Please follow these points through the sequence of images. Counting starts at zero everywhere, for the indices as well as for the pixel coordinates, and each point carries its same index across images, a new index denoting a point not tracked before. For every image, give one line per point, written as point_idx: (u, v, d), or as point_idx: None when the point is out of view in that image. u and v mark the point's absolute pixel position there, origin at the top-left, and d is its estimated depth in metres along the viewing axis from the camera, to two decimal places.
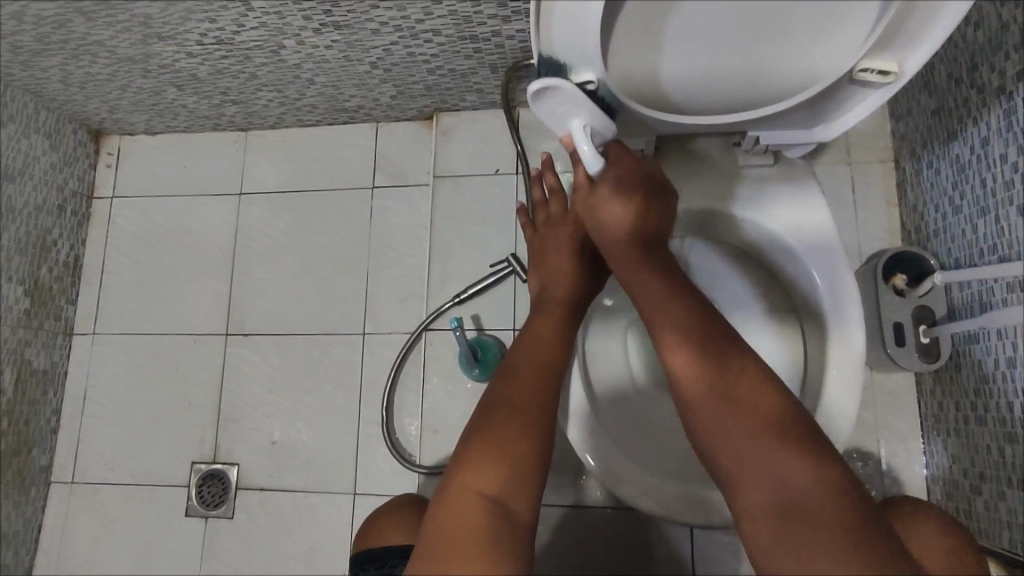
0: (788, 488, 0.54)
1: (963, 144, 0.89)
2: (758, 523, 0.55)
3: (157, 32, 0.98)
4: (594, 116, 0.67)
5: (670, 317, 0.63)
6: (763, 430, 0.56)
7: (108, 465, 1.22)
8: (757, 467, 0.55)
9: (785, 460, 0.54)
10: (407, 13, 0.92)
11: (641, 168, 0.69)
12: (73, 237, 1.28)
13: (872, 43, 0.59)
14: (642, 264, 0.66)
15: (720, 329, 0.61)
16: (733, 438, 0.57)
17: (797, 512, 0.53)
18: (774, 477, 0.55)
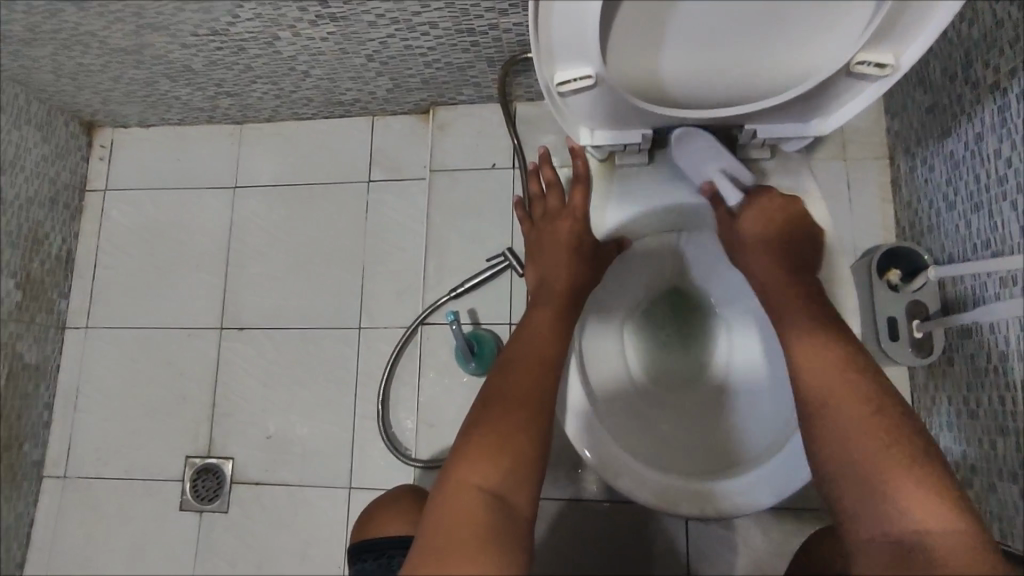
0: (915, 528, 0.56)
1: (958, 140, 0.89)
2: (875, 556, 0.57)
3: (150, 23, 0.97)
4: (732, 159, 0.73)
5: (816, 346, 0.67)
6: (893, 467, 0.59)
7: (102, 459, 1.21)
8: (881, 502, 0.58)
9: (915, 500, 0.57)
10: (404, 6, 0.91)
11: (786, 201, 0.73)
12: (66, 230, 1.27)
13: (867, 36, 0.59)
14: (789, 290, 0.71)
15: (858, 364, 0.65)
16: (866, 471, 0.60)
17: (920, 552, 0.54)
18: (896, 514, 0.57)
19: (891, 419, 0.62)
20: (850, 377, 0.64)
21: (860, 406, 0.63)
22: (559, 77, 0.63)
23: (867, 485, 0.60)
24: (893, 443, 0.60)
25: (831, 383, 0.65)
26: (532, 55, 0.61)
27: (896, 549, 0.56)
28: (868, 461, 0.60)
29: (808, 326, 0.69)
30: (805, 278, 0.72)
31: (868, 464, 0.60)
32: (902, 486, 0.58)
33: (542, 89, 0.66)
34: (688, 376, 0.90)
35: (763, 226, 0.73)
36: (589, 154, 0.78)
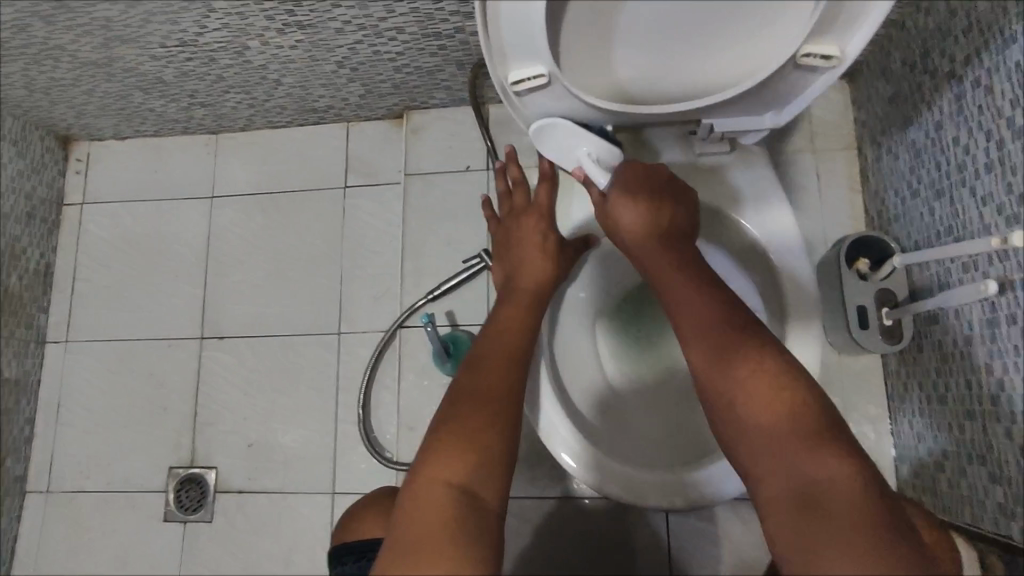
0: (807, 479, 0.54)
1: (919, 128, 0.90)
2: (778, 515, 0.54)
3: (118, 35, 0.97)
4: (595, 143, 0.73)
5: (694, 308, 0.65)
6: (783, 422, 0.57)
7: (85, 472, 1.21)
8: (778, 461, 0.56)
9: (801, 450, 0.55)
10: (369, 12, 0.92)
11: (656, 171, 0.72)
12: (44, 245, 1.27)
13: (811, 29, 0.60)
14: (665, 256, 0.69)
15: (737, 318, 0.63)
16: (755, 431, 0.58)
17: (817, 503, 0.52)
18: (789, 468, 0.55)
19: (777, 370, 0.59)
20: (734, 337, 0.62)
21: (745, 366, 0.60)
22: (513, 78, 0.64)
23: (766, 444, 0.57)
24: (782, 395, 0.58)
25: (716, 348, 0.62)
26: (484, 57, 0.62)
27: (799, 506, 0.53)
28: (759, 419, 0.58)
29: (692, 288, 0.66)
30: (684, 242, 0.70)
31: (763, 423, 0.58)
32: (794, 440, 0.56)
33: (498, 89, 0.67)
34: (667, 365, 0.90)
35: (632, 207, 0.70)
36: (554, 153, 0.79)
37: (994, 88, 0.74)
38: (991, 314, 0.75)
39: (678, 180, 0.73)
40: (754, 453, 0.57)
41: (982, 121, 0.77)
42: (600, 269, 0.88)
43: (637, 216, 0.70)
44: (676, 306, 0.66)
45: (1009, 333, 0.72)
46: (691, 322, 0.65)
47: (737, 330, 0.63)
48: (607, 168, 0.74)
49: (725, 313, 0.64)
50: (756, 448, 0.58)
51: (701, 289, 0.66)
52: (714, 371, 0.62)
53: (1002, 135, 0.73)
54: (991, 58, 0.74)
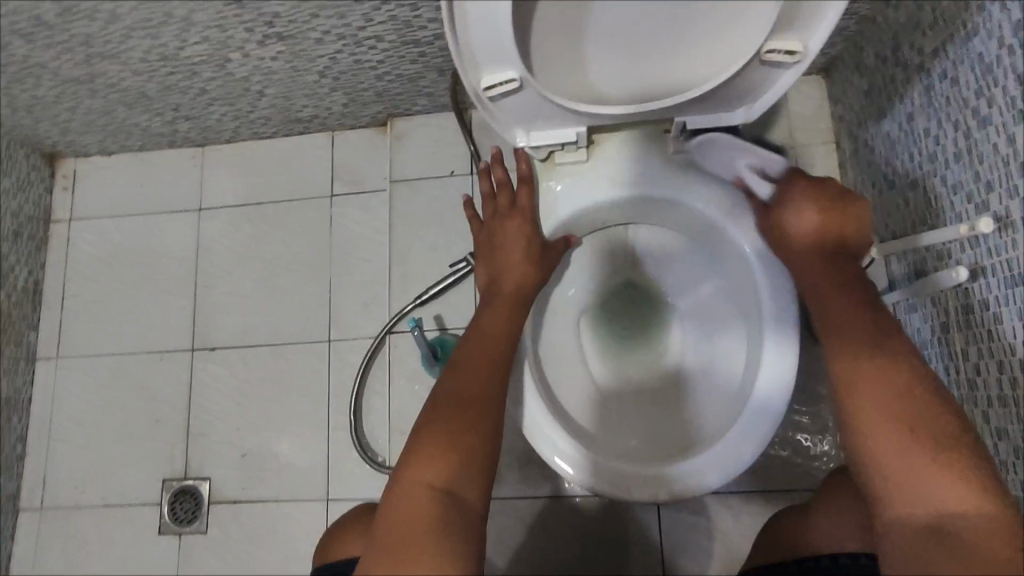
0: (943, 513, 0.52)
1: (893, 120, 0.92)
2: (906, 539, 0.53)
3: (99, 51, 0.98)
4: (761, 156, 0.76)
5: (846, 318, 0.64)
6: (926, 450, 0.55)
7: (78, 488, 1.21)
8: (914, 489, 0.54)
9: (943, 481, 0.53)
10: (348, 21, 0.93)
11: (824, 186, 0.72)
12: (32, 262, 1.27)
13: (773, 27, 0.61)
14: (824, 270, 0.69)
15: (890, 337, 0.62)
16: (891, 449, 0.56)
17: (951, 538, 0.51)
18: (924, 497, 0.53)
19: (930, 398, 0.57)
20: (888, 358, 0.60)
21: (900, 387, 0.58)
22: (485, 83, 0.65)
23: (899, 472, 0.55)
24: (928, 425, 0.56)
25: (867, 363, 0.61)
26: (455, 63, 0.64)
27: (929, 533, 0.52)
28: (902, 443, 0.56)
29: (847, 304, 0.65)
30: (844, 259, 0.70)
31: (895, 447, 0.56)
32: (938, 473, 0.54)
33: (472, 95, 0.68)
34: (649, 365, 0.91)
35: (815, 217, 0.70)
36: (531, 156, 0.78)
37: (960, 79, 0.76)
38: (964, 300, 0.77)
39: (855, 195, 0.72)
40: (889, 470, 0.56)
41: (950, 112, 0.79)
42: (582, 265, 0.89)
43: (805, 222, 0.71)
44: (826, 315, 0.66)
45: (982, 318, 0.74)
46: (839, 334, 0.64)
47: (892, 350, 0.61)
48: (769, 180, 0.77)
49: (881, 332, 0.63)
50: (889, 469, 0.56)
51: (863, 306, 0.65)
52: (858, 384, 0.60)
53: (969, 125, 0.75)
54: (956, 50, 0.76)
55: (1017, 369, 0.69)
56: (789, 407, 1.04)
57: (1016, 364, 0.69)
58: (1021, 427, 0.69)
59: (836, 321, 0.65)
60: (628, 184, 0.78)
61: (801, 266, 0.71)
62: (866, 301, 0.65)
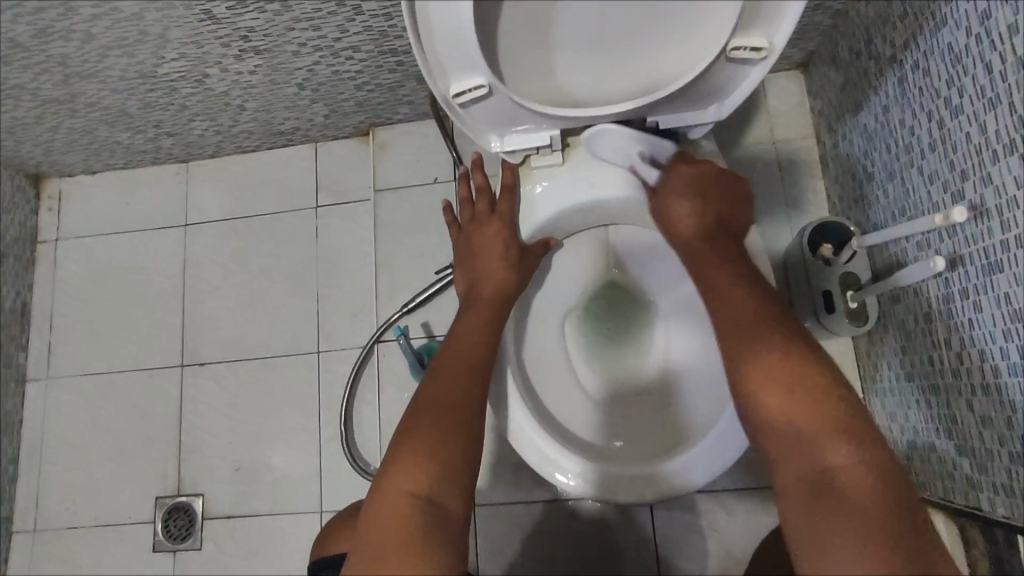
0: (823, 471, 0.54)
1: (869, 113, 0.92)
2: (792, 500, 0.54)
3: (77, 71, 0.99)
4: (652, 144, 0.73)
5: (725, 296, 0.66)
6: (803, 409, 0.56)
7: (71, 509, 1.21)
8: (800, 449, 0.55)
9: (819, 440, 0.54)
10: (323, 33, 0.94)
11: (695, 166, 0.74)
12: (19, 283, 1.27)
13: (737, 24, 0.62)
14: (709, 250, 0.71)
15: (760, 307, 0.64)
16: (774, 417, 0.57)
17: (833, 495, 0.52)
18: (807, 458, 0.55)
19: (804, 359, 0.59)
20: (763, 327, 0.62)
21: (774, 352, 0.60)
22: (454, 90, 0.66)
23: (784, 435, 0.56)
24: (804, 384, 0.57)
25: (744, 336, 0.62)
26: (423, 70, 0.64)
27: (811, 493, 0.53)
28: (779, 409, 0.57)
29: (728, 280, 0.67)
30: (722, 236, 0.72)
31: (780, 411, 0.57)
32: (821, 429, 0.55)
33: (443, 103, 0.68)
34: (633, 363, 0.91)
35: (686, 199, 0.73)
36: (513, 163, 0.79)
37: (931, 69, 0.76)
38: (946, 289, 0.77)
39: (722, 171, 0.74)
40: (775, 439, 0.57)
41: (923, 102, 0.79)
42: (562, 268, 0.89)
43: (682, 204, 0.73)
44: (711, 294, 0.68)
45: (963, 307, 0.74)
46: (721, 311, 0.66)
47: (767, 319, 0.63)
48: (657, 165, 0.76)
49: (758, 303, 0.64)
50: (776, 434, 0.57)
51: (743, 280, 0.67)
52: (739, 356, 0.62)
53: (942, 115, 0.75)
54: (925, 41, 0.76)
55: (999, 358, 0.69)
56: None
57: (998, 352, 0.69)
58: (1005, 416, 0.69)
59: (720, 298, 0.67)
60: (606, 187, 0.79)
61: (687, 248, 0.73)
62: (744, 275, 0.68)
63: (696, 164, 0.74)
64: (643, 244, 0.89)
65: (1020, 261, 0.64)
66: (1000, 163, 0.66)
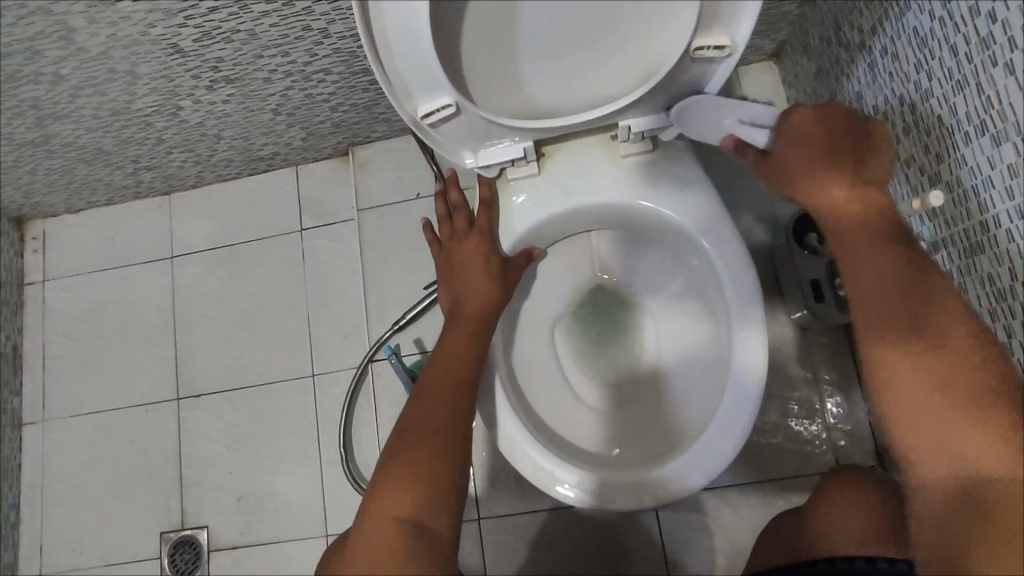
0: (986, 483, 0.46)
1: (844, 100, 0.92)
2: (938, 506, 0.48)
3: (50, 113, 0.98)
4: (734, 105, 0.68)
5: (867, 260, 0.55)
6: (962, 409, 0.48)
7: (76, 551, 1.20)
8: (940, 457, 0.48)
9: (983, 444, 0.47)
10: (293, 58, 0.93)
11: (822, 117, 0.59)
12: (8, 327, 1.27)
13: (697, 24, 0.61)
14: (848, 211, 0.57)
15: (916, 272, 0.53)
16: (924, 411, 0.49)
17: (990, 510, 0.46)
18: (969, 467, 0.47)
19: (965, 349, 0.50)
20: (920, 299, 0.52)
21: (930, 335, 0.51)
22: (421, 111, 0.65)
23: (928, 431, 0.49)
24: (970, 383, 0.48)
25: (889, 313, 0.53)
26: (387, 93, 0.64)
27: (963, 505, 0.47)
28: (929, 405, 0.49)
29: (871, 246, 0.55)
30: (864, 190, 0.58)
31: (921, 412, 0.49)
32: (985, 441, 0.47)
33: (411, 125, 0.68)
34: (627, 366, 0.91)
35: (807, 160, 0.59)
36: (488, 176, 0.79)
37: (899, 54, 0.76)
38: None
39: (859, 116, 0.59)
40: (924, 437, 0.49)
41: (895, 87, 0.79)
42: (548, 277, 0.89)
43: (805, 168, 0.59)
44: (846, 261, 0.56)
45: None
46: (860, 281, 0.55)
47: (917, 292, 0.52)
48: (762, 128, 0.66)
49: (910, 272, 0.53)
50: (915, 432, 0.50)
51: (885, 242, 0.55)
52: (880, 332, 0.53)
53: (913, 99, 0.75)
54: (892, 26, 0.76)
55: None
56: (779, 394, 1.04)
57: None
58: None
59: (855, 267, 0.56)
60: (580, 194, 0.78)
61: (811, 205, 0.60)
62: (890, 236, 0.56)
63: (818, 108, 0.59)
64: (629, 244, 0.89)
65: (1001, 241, 0.64)
66: (973, 144, 0.66)
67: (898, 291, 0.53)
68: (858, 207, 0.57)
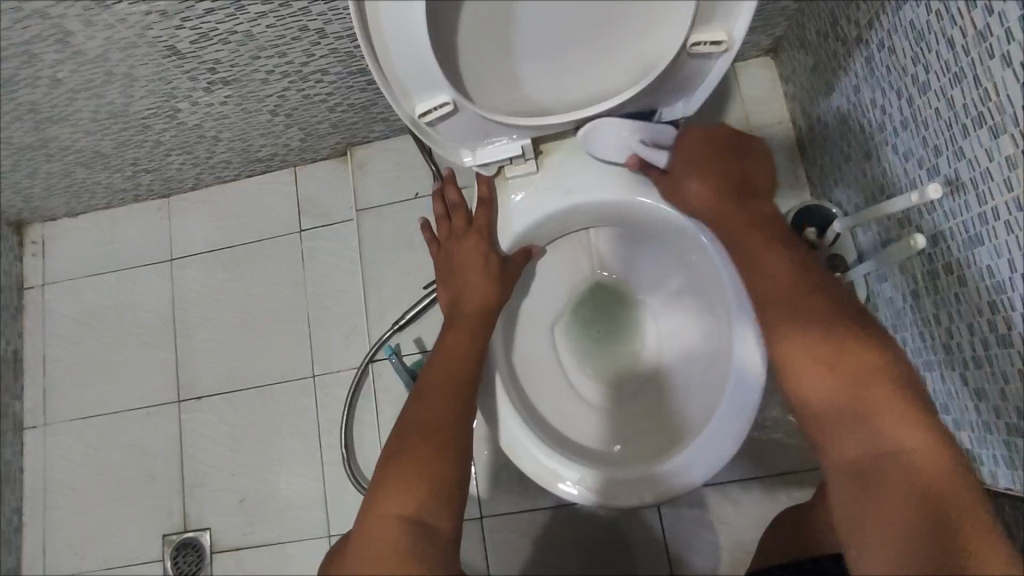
0: (878, 449, 0.53)
1: (841, 95, 0.92)
2: (844, 478, 0.55)
3: (47, 116, 0.98)
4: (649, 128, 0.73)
5: (766, 265, 0.65)
6: (848, 385, 0.56)
7: (79, 554, 1.20)
8: (840, 428, 0.56)
9: (867, 412, 0.55)
10: (290, 58, 0.93)
11: (712, 135, 0.73)
12: (8, 332, 1.27)
13: (693, 19, 0.61)
14: (744, 223, 0.68)
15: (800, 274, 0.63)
16: (823, 395, 0.57)
17: (880, 472, 0.53)
18: (862, 437, 0.54)
19: (846, 332, 0.58)
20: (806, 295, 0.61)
21: (816, 325, 0.59)
22: (419, 109, 0.65)
23: (824, 411, 0.57)
24: (850, 362, 0.56)
25: (784, 309, 0.61)
26: (385, 92, 0.64)
27: (860, 472, 0.54)
28: (820, 387, 0.57)
29: (770, 258, 0.65)
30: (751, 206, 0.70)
31: (817, 395, 0.57)
32: (869, 407, 0.55)
33: (409, 124, 0.68)
34: (627, 363, 0.91)
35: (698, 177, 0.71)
36: (487, 175, 0.79)
37: (897, 47, 0.76)
38: (930, 265, 0.77)
39: (738, 139, 0.73)
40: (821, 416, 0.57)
41: (892, 81, 0.79)
42: (548, 275, 0.89)
43: (699, 184, 0.71)
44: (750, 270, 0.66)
45: (948, 282, 0.74)
46: (759, 287, 0.64)
47: (805, 292, 0.62)
48: (662, 149, 0.74)
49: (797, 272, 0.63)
50: (815, 411, 0.58)
51: (776, 249, 0.66)
52: (777, 329, 0.62)
53: (911, 93, 0.75)
54: (888, 20, 0.76)
55: (989, 330, 0.69)
56: (779, 390, 1.04)
57: (987, 326, 0.69)
58: (998, 387, 0.69)
59: (755, 274, 0.66)
60: (578, 192, 0.78)
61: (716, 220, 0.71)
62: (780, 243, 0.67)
63: (708, 130, 0.73)
64: (627, 241, 0.89)
65: (999, 233, 0.64)
66: (971, 137, 0.66)
67: (788, 294, 0.62)
68: (749, 220, 0.69)
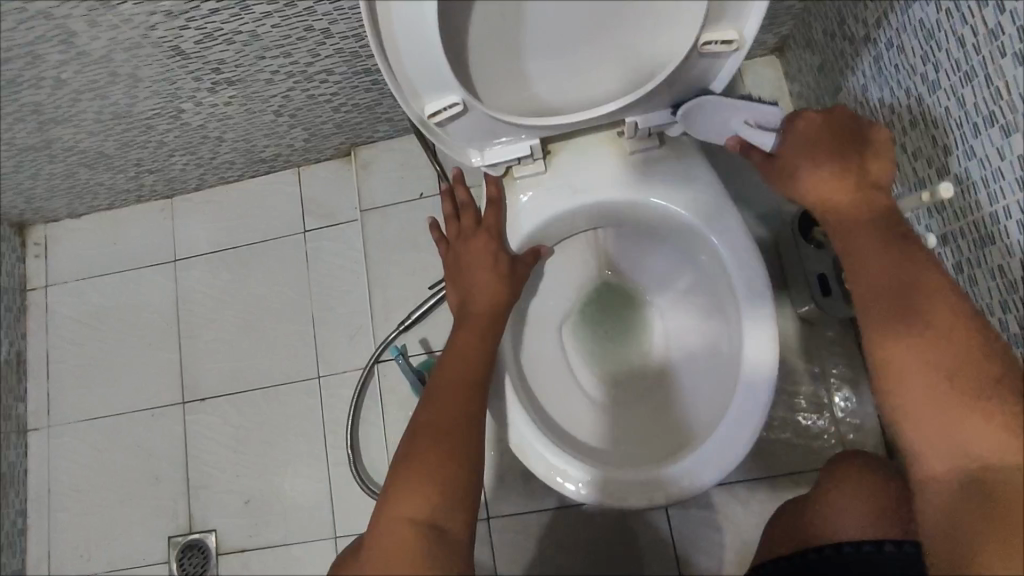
0: (989, 470, 0.49)
1: (849, 94, 0.92)
2: (943, 493, 0.51)
3: (51, 117, 0.98)
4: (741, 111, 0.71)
5: (877, 257, 0.59)
6: (966, 398, 0.51)
7: (84, 556, 1.20)
8: (952, 446, 0.51)
9: (982, 431, 0.50)
10: (295, 58, 0.93)
11: (829, 120, 0.65)
12: (11, 333, 1.26)
13: (705, 18, 0.61)
14: (852, 212, 0.62)
15: (921, 271, 0.57)
16: (934, 401, 0.52)
17: (990, 494, 0.49)
18: (972, 455, 0.50)
19: (972, 344, 0.53)
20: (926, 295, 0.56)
21: (935, 330, 0.54)
22: (428, 110, 0.65)
23: (930, 419, 0.52)
24: (971, 374, 0.52)
25: (889, 307, 0.57)
26: (395, 93, 0.63)
27: (965, 491, 0.50)
28: (931, 393, 0.53)
29: (880, 250, 0.59)
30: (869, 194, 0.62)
31: (926, 401, 0.53)
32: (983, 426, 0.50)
33: (417, 124, 0.68)
34: (635, 364, 0.91)
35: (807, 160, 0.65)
36: (497, 175, 0.78)
37: (906, 45, 0.76)
38: (940, 265, 0.77)
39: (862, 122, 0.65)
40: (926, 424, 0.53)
41: (901, 79, 0.79)
42: (556, 275, 0.89)
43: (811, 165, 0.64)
44: (855, 259, 0.60)
45: (957, 282, 0.74)
46: (866, 278, 0.59)
47: (925, 292, 0.56)
48: (769, 131, 0.70)
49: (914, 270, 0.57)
50: (916, 419, 0.53)
51: (889, 242, 0.60)
52: (887, 327, 0.56)
53: (920, 91, 0.75)
54: (897, 19, 0.76)
55: (999, 330, 0.69)
56: (786, 389, 1.04)
57: (998, 325, 0.69)
58: None
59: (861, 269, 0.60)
60: (587, 192, 0.78)
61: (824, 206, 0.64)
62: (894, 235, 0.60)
63: (826, 113, 0.65)
64: (635, 241, 0.89)
65: (1011, 233, 0.64)
66: (982, 136, 0.65)
67: (905, 292, 0.56)
68: (858, 209, 0.62)
